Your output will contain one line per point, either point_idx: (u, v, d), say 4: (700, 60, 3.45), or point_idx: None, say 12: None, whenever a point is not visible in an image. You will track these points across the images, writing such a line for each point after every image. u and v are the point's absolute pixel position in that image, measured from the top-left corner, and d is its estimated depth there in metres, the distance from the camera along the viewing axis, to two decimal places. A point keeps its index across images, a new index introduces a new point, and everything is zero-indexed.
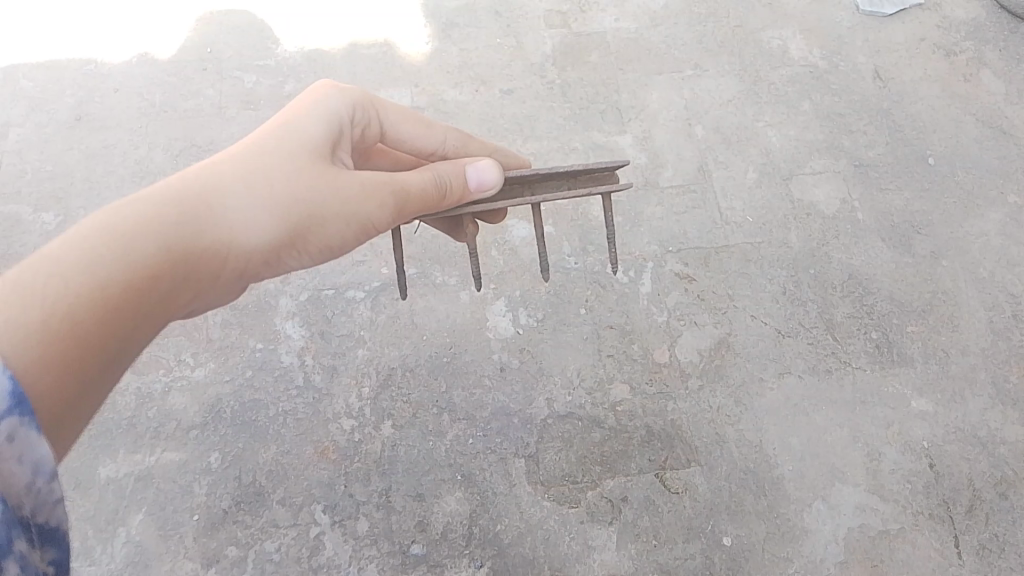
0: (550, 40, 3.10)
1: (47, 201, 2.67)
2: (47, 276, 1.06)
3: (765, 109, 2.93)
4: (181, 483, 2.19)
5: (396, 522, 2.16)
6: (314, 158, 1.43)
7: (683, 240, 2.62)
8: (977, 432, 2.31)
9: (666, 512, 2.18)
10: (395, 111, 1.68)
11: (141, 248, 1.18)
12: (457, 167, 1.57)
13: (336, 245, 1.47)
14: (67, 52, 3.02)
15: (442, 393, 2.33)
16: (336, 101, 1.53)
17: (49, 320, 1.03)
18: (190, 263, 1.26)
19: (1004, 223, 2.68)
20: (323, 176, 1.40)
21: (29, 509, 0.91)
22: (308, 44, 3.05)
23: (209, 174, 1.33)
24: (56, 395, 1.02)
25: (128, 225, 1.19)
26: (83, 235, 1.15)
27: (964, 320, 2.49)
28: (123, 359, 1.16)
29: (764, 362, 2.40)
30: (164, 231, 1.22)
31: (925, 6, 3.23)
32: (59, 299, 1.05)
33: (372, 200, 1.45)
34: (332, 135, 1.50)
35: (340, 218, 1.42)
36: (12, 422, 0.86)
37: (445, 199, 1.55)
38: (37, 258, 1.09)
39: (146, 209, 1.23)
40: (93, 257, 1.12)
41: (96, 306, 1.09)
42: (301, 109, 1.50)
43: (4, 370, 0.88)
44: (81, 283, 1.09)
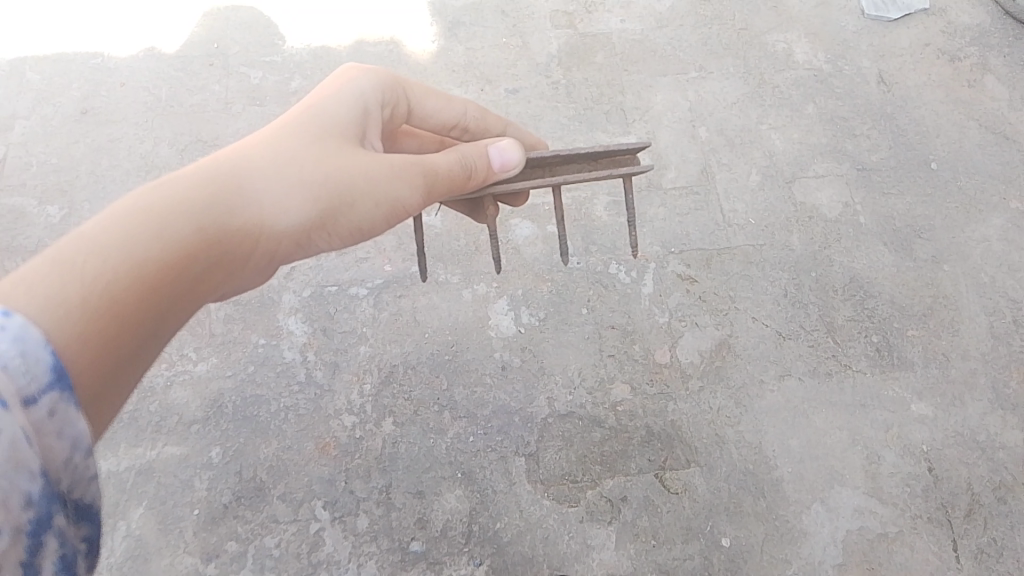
0: (555, 41, 3.10)
1: (52, 193, 2.68)
2: (85, 253, 1.07)
3: (769, 111, 2.93)
4: (182, 477, 2.20)
5: (396, 519, 2.17)
6: (342, 141, 1.43)
7: (686, 241, 2.62)
8: (977, 436, 2.32)
9: (665, 512, 2.19)
10: (418, 92, 1.70)
11: (176, 228, 1.19)
12: (480, 147, 1.57)
13: (364, 228, 1.47)
14: (73, 45, 3.02)
15: (443, 391, 2.34)
16: (362, 84, 1.54)
17: (89, 295, 1.03)
18: (223, 243, 1.26)
19: (1006, 228, 2.68)
20: (352, 156, 1.41)
21: (66, 485, 0.90)
22: (313, 41, 3.06)
23: (240, 157, 1.34)
24: (95, 370, 1.02)
25: (162, 206, 1.19)
26: (118, 215, 1.15)
27: (965, 325, 2.50)
28: (158, 337, 1.16)
29: (765, 364, 2.40)
30: (197, 211, 1.23)
31: (930, 12, 3.23)
32: (97, 275, 1.06)
33: (401, 180, 1.45)
34: (358, 118, 1.50)
35: (370, 199, 1.42)
36: (54, 395, 0.86)
37: (470, 180, 1.55)
38: (75, 236, 1.09)
39: (179, 190, 1.23)
40: (129, 236, 1.13)
41: (134, 283, 1.09)
42: (327, 93, 1.51)
43: (42, 344, 0.88)
44: (119, 260, 1.09)
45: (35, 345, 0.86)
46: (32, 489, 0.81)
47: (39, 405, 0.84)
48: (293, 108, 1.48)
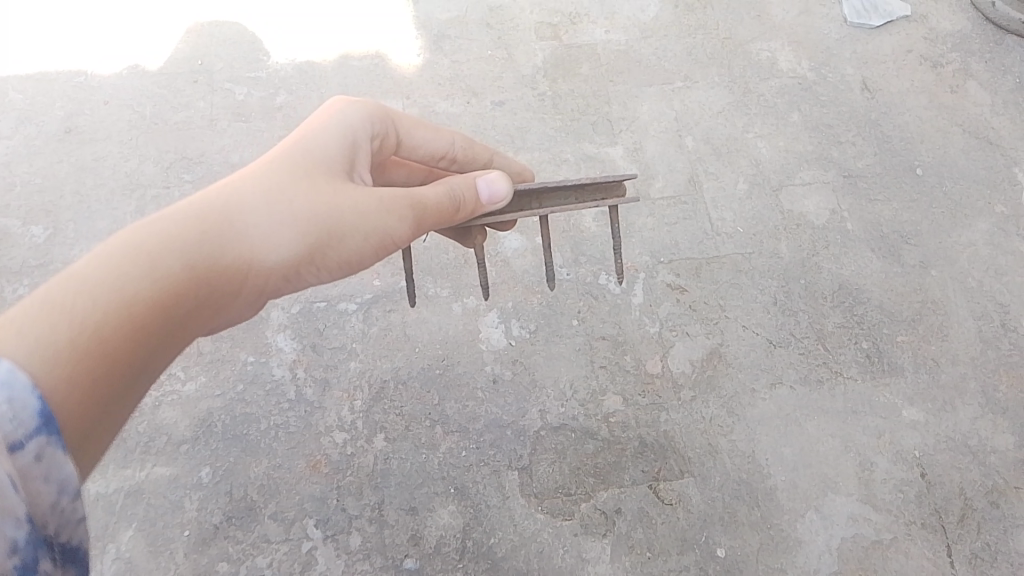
0: (541, 52, 3.11)
1: (36, 214, 2.66)
2: (72, 296, 1.06)
3: (755, 120, 2.95)
4: (171, 498, 2.17)
5: (389, 537, 2.15)
6: (332, 174, 1.43)
7: (675, 251, 2.63)
8: (968, 441, 2.32)
9: (659, 523, 2.18)
10: (408, 122, 1.69)
11: (164, 268, 1.18)
12: (469, 179, 1.57)
13: (354, 261, 1.47)
14: (56, 63, 3.01)
15: (435, 406, 2.32)
16: (352, 115, 1.53)
17: (76, 340, 1.03)
18: (212, 280, 1.25)
19: (992, 232, 2.70)
20: (341, 190, 1.40)
21: (53, 529, 0.93)
22: (298, 55, 3.05)
23: (230, 192, 1.33)
24: (78, 415, 1.01)
25: (151, 244, 1.19)
26: (106, 254, 1.15)
27: (954, 329, 2.51)
28: (145, 378, 1.15)
29: (756, 373, 2.40)
30: (186, 250, 1.22)
31: (912, 18, 3.26)
32: (85, 318, 1.05)
33: (391, 214, 1.44)
34: (348, 150, 1.50)
35: (360, 233, 1.42)
36: (41, 442, 0.88)
37: (460, 212, 1.55)
38: (62, 278, 1.09)
39: (168, 227, 1.23)
40: (117, 276, 1.12)
41: (121, 325, 1.09)
42: (317, 125, 1.50)
43: (31, 389, 0.89)
44: (107, 302, 1.09)
45: (23, 388, 0.88)
46: (17, 536, 0.85)
47: (24, 451, 0.86)
48: (283, 141, 1.47)
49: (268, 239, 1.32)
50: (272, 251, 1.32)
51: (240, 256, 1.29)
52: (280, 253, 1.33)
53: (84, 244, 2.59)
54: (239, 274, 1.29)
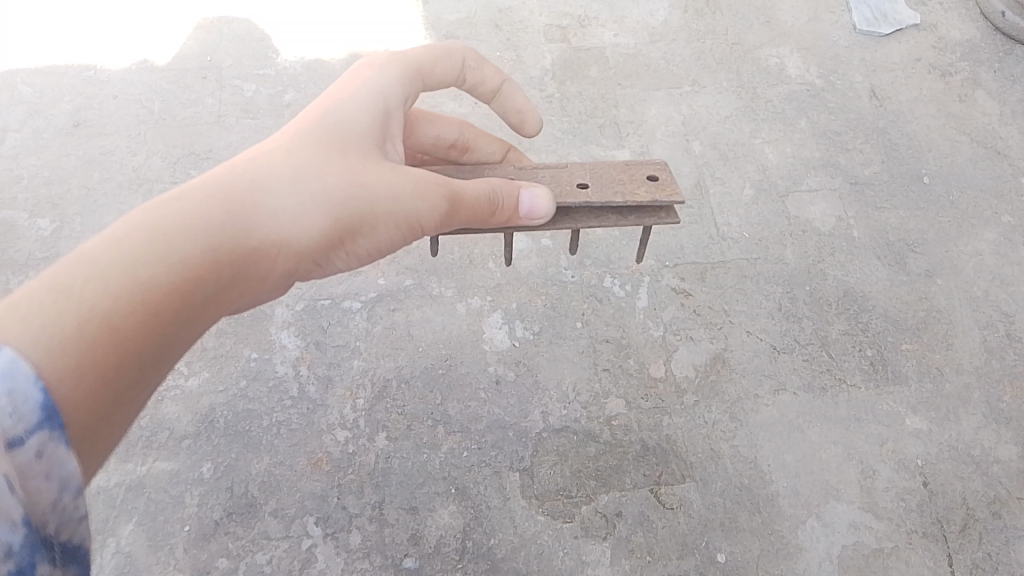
0: (549, 54, 3.11)
1: (43, 206, 2.66)
2: (84, 277, 1.07)
3: (762, 125, 2.95)
4: (173, 493, 2.17)
5: (390, 535, 2.15)
6: (361, 153, 1.41)
7: (680, 255, 2.62)
8: (971, 451, 2.32)
9: (660, 527, 2.17)
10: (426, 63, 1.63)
11: (184, 250, 1.18)
12: (513, 188, 1.52)
13: (382, 245, 1.47)
14: (66, 57, 3.02)
15: (437, 406, 2.32)
16: (380, 86, 1.52)
17: (85, 325, 1.03)
18: (233, 264, 1.25)
19: (999, 242, 2.69)
20: (368, 170, 1.39)
21: (53, 529, 0.93)
22: (307, 54, 3.06)
23: (256, 171, 1.33)
24: (85, 405, 1.01)
25: (172, 225, 1.18)
26: (124, 233, 1.15)
27: (959, 338, 2.50)
28: (161, 364, 1.15)
29: (759, 378, 2.40)
30: (207, 232, 1.22)
31: (921, 27, 3.26)
32: (97, 303, 1.05)
33: (422, 201, 1.42)
34: (378, 125, 1.48)
35: (388, 218, 1.41)
36: (42, 437, 0.88)
37: (496, 215, 1.51)
38: (76, 258, 1.09)
39: (191, 207, 1.23)
40: (134, 258, 1.12)
41: (135, 310, 1.09)
42: (348, 97, 1.49)
43: (35, 383, 0.91)
44: (121, 286, 1.09)
45: (25, 382, 0.89)
46: (13, 539, 0.83)
47: (26, 447, 0.87)
48: (310, 113, 1.47)
49: (290, 220, 1.32)
50: (295, 233, 1.32)
51: (262, 239, 1.29)
52: (302, 236, 1.33)
53: (91, 237, 2.60)
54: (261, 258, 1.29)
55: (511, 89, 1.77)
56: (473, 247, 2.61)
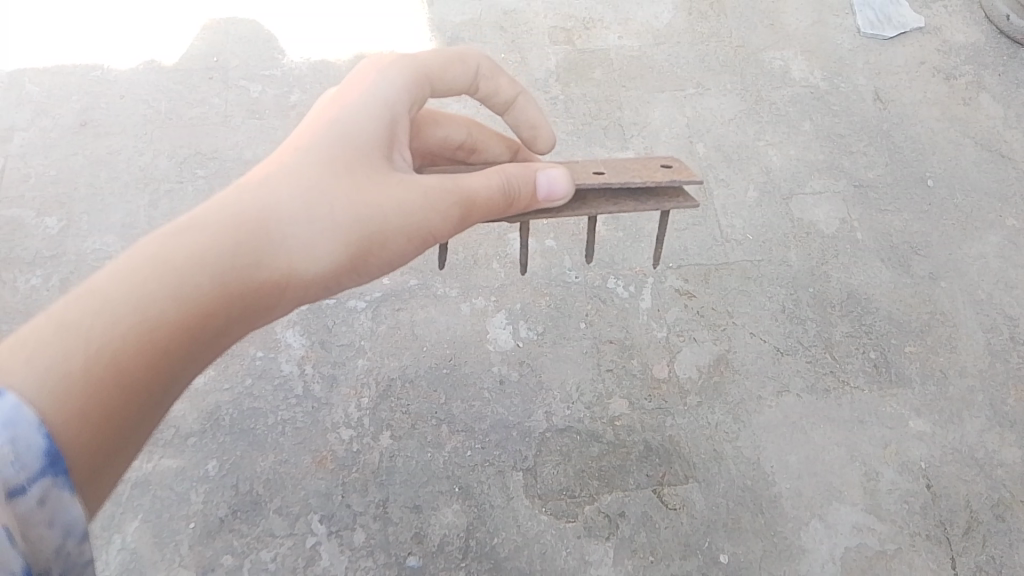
0: (554, 56, 3.12)
1: (51, 205, 2.68)
2: (91, 317, 1.08)
3: (766, 128, 2.95)
4: (178, 490, 2.18)
5: (393, 534, 2.15)
6: (370, 169, 1.40)
7: (684, 257, 2.63)
8: (975, 453, 2.32)
9: (663, 528, 2.18)
10: (437, 63, 1.58)
11: (191, 284, 1.18)
12: (528, 170, 1.51)
13: (393, 258, 1.47)
14: (73, 57, 3.04)
15: (441, 405, 2.33)
16: (388, 91, 1.48)
17: (91, 367, 1.05)
18: (243, 291, 1.26)
19: (1003, 245, 2.70)
20: (378, 187, 1.38)
21: (57, 572, 0.97)
22: (313, 55, 3.08)
23: (265, 193, 1.32)
24: (92, 444, 1.05)
25: (181, 257, 1.18)
26: (131, 267, 1.15)
27: (963, 341, 2.50)
28: (168, 394, 1.18)
29: (763, 380, 2.40)
30: (217, 262, 1.22)
31: (926, 31, 3.27)
32: (102, 344, 1.07)
33: (432, 213, 1.43)
34: (387, 133, 1.46)
35: (398, 233, 1.41)
36: (45, 483, 0.93)
37: (511, 207, 1.51)
38: (84, 291, 1.10)
39: (199, 236, 1.23)
40: (140, 295, 1.13)
41: (141, 347, 1.11)
42: (356, 103, 1.45)
43: (40, 429, 0.95)
44: (128, 324, 1.10)
45: (30, 428, 0.93)
46: None
47: (28, 494, 0.91)
48: (319, 121, 1.44)
49: (302, 242, 1.32)
50: (307, 256, 1.32)
51: (274, 264, 1.29)
52: (314, 259, 1.33)
53: (97, 236, 2.61)
54: (273, 284, 1.30)
55: (527, 100, 1.74)
56: (477, 247, 2.62)
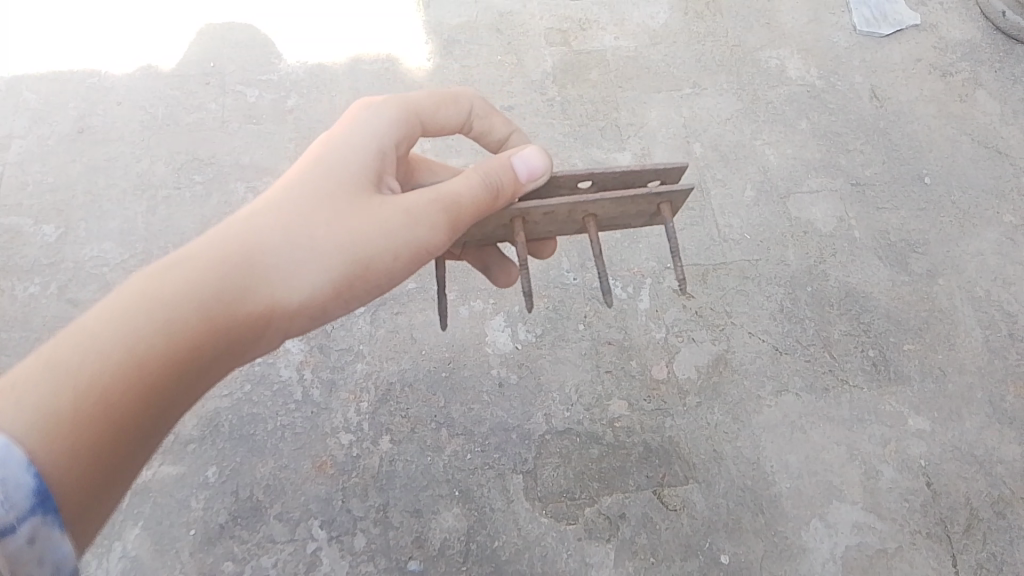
0: (550, 58, 3.12)
1: (49, 213, 2.68)
2: (78, 354, 1.13)
3: (763, 127, 2.95)
4: (178, 497, 2.19)
5: (394, 538, 2.16)
6: (356, 192, 1.40)
7: (682, 257, 2.63)
8: (974, 451, 2.32)
9: (663, 529, 2.18)
10: (431, 100, 1.64)
11: (175, 317, 1.22)
12: (503, 163, 1.48)
13: (388, 278, 1.46)
14: (69, 63, 3.03)
15: (441, 408, 2.33)
16: (377, 120, 1.51)
17: (79, 401, 1.10)
18: (229, 321, 1.28)
19: (1000, 242, 2.70)
20: (363, 210, 1.39)
21: None
22: (309, 59, 3.07)
23: (251, 224, 1.34)
24: (81, 475, 1.09)
25: (164, 292, 1.23)
26: (118, 304, 1.20)
27: (962, 339, 2.50)
28: (159, 424, 1.22)
29: (762, 380, 2.40)
30: (200, 294, 1.25)
31: (922, 28, 3.26)
32: (88, 378, 1.12)
33: (421, 228, 1.41)
34: (376, 159, 1.47)
35: (387, 253, 1.40)
36: (34, 522, 0.96)
37: (497, 199, 1.46)
38: (70, 331, 1.15)
39: (183, 271, 1.26)
40: (125, 331, 1.18)
41: (128, 379, 1.16)
42: (344, 133, 1.48)
43: (27, 469, 0.98)
44: (113, 358, 1.15)
45: (19, 468, 0.97)
46: None
47: (19, 534, 0.94)
48: (309, 153, 1.47)
49: (288, 272, 1.33)
50: (293, 286, 1.34)
51: (260, 296, 1.31)
52: (302, 288, 1.34)
53: (95, 243, 2.61)
54: (262, 313, 1.32)
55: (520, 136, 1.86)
56: None
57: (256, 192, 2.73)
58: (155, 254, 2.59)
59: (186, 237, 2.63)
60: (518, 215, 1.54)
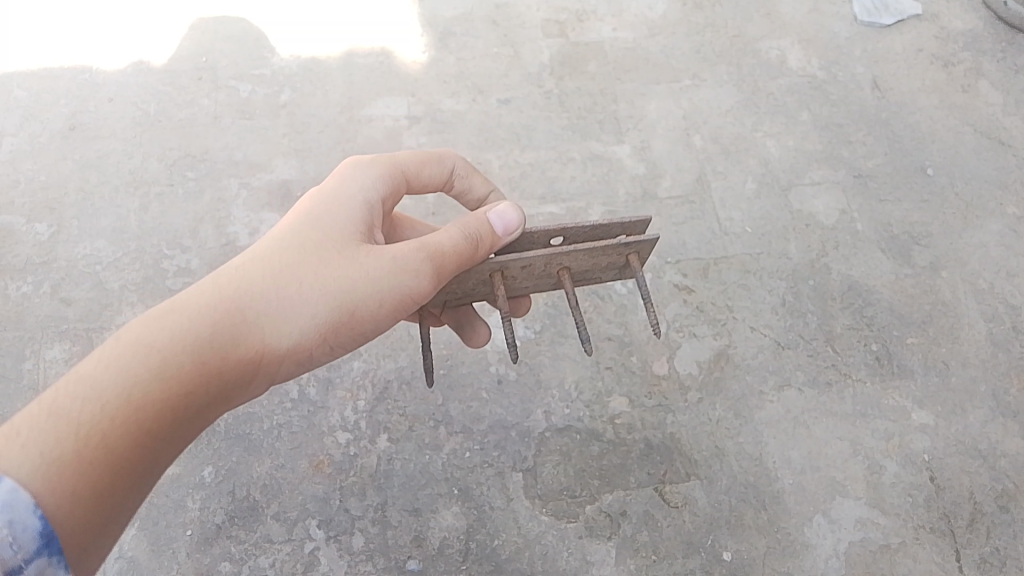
0: (547, 50, 3.09)
1: (41, 211, 2.64)
2: (76, 402, 1.19)
3: (763, 119, 2.92)
4: (174, 497, 2.16)
5: (393, 538, 2.13)
6: (342, 244, 1.45)
7: (682, 251, 2.60)
8: (978, 445, 2.29)
9: (665, 526, 2.15)
10: (416, 162, 1.71)
11: (167, 365, 1.27)
12: (480, 217, 1.55)
13: (375, 326, 1.49)
14: (60, 59, 3.00)
15: (439, 406, 2.30)
16: (362, 178, 1.57)
17: (76, 447, 1.16)
18: (220, 369, 1.33)
19: (1004, 234, 2.67)
20: (348, 260, 1.43)
21: None
22: (303, 53, 3.04)
23: (240, 275, 1.39)
24: (78, 518, 1.13)
25: (156, 341, 1.28)
26: (114, 353, 1.26)
27: (965, 331, 2.47)
28: (153, 469, 1.27)
29: (764, 375, 2.37)
30: (190, 343, 1.30)
31: (923, 17, 3.23)
32: (85, 426, 1.18)
33: (405, 275, 1.44)
34: (362, 214, 1.52)
35: (372, 301, 1.43)
36: (39, 563, 1.03)
37: (478, 250, 1.52)
38: (67, 380, 1.22)
39: (176, 321, 1.31)
40: (120, 379, 1.23)
41: (125, 427, 1.21)
42: (330, 190, 1.54)
43: (33, 512, 1.07)
44: (108, 405, 1.21)
45: (25, 511, 1.05)
46: None
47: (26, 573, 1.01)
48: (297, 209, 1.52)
49: (276, 321, 1.38)
50: (283, 332, 1.38)
51: (251, 343, 1.36)
52: (289, 336, 1.39)
53: (88, 241, 2.58)
54: (251, 361, 1.37)
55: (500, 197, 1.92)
56: None
57: (250, 188, 2.70)
58: (149, 252, 2.56)
59: (179, 234, 2.60)
60: (501, 265, 1.55)
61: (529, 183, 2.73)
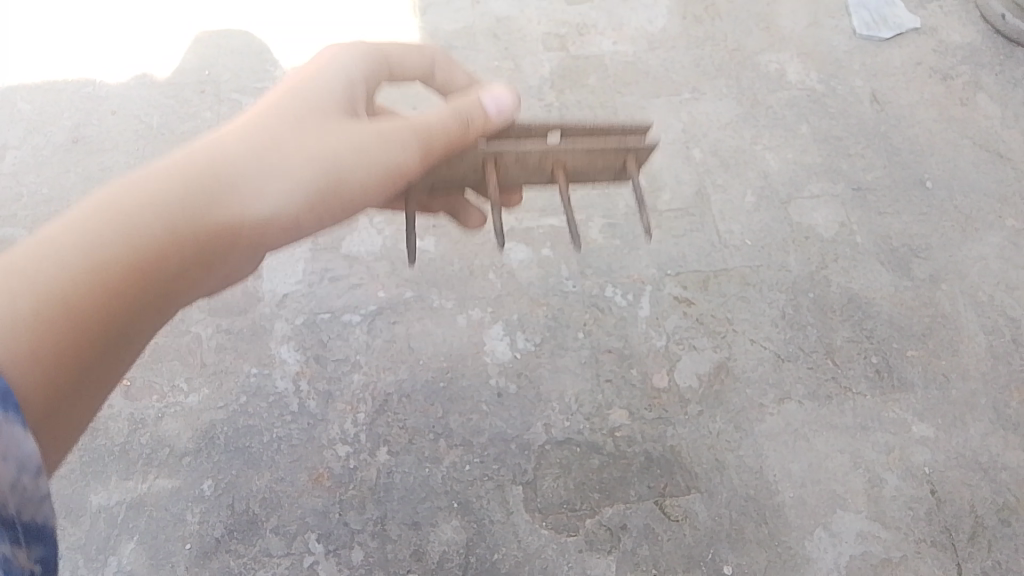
0: (547, 63, 3.10)
1: (43, 224, 2.65)
2: (37, 260, 1.06)
3: (763, 132, 2.93)
4: (173, 511, 2.16)
5: (392, 552, 2.13)
6: (327, 124, 1.34)
7: (682, 263, 2.60)
8: (979, 458, 2.29)
9: (665, 540, 2.15)
10: (398, 50, 1.59)
11: (140, 231, 1.17)
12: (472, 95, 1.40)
13: (359, 202, 1.40)
14: (64, 73, 3.01)
15: (439, 419, 2.30)
16: (347, 59, 1.46)
17: (36, 304, 1.04)
18: (196, 237, 1.23)
19: (1003, 246, 2.67)
20: (333, 138, 1.33)
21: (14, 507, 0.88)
22: (305, 66, 3.06)
23: (218, 144, 1.28)
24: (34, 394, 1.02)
25: (128, 204, 1.17)
26: (83, 216, 1.14)
27: (965, 344, 2.47)
28: (115, 350, 1.16)
29: (764, 387, 2.37)
30: (164, 210, 1.19)
31: (921, 31, 3.24)
32: (47, 288, 1.05)
33: (394, 150, 1.34)
34: (346, 90, 1.43)
35: (361, 168, 1.34)
36: None
37: (470, 128, 1.37)
38: (29, 239, 1.09)
39: (146, 188, 1.20)
40: (89, 238, 1.12)
41: (90, 296, 1.10)
42: (318, 67, 1.42)
43: None
44: (74, 270, 1.09)
45: None
46: None
47: None
48: (279, 84, 1.41)
49: (255, 193, 1.28)
50: (261, 202, 1.29)
51: (228, 209, 1.26)
52: (268, 208, 1.29)
53: None
54: (228, 229, 1.27)
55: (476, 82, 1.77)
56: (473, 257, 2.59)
57: None
58: None
59: None
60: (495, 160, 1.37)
61: (529, 195, 2.74)
